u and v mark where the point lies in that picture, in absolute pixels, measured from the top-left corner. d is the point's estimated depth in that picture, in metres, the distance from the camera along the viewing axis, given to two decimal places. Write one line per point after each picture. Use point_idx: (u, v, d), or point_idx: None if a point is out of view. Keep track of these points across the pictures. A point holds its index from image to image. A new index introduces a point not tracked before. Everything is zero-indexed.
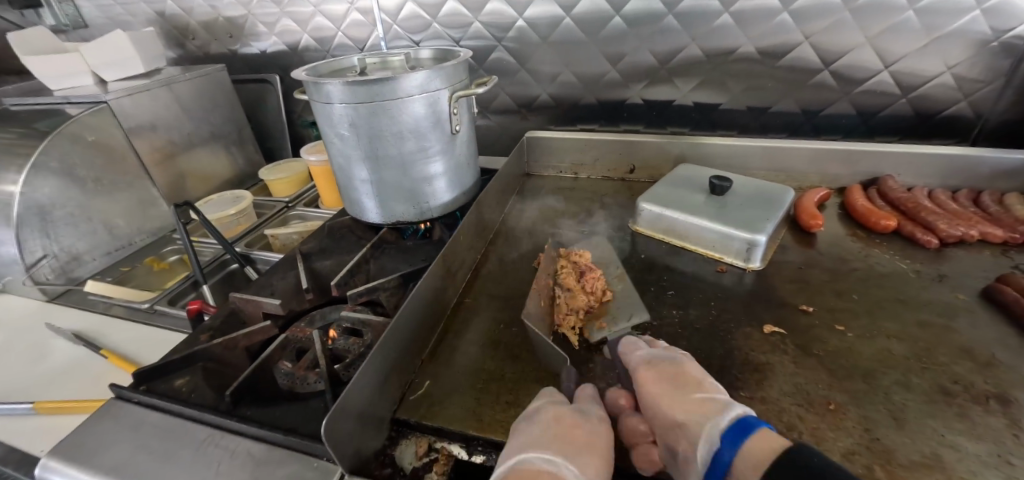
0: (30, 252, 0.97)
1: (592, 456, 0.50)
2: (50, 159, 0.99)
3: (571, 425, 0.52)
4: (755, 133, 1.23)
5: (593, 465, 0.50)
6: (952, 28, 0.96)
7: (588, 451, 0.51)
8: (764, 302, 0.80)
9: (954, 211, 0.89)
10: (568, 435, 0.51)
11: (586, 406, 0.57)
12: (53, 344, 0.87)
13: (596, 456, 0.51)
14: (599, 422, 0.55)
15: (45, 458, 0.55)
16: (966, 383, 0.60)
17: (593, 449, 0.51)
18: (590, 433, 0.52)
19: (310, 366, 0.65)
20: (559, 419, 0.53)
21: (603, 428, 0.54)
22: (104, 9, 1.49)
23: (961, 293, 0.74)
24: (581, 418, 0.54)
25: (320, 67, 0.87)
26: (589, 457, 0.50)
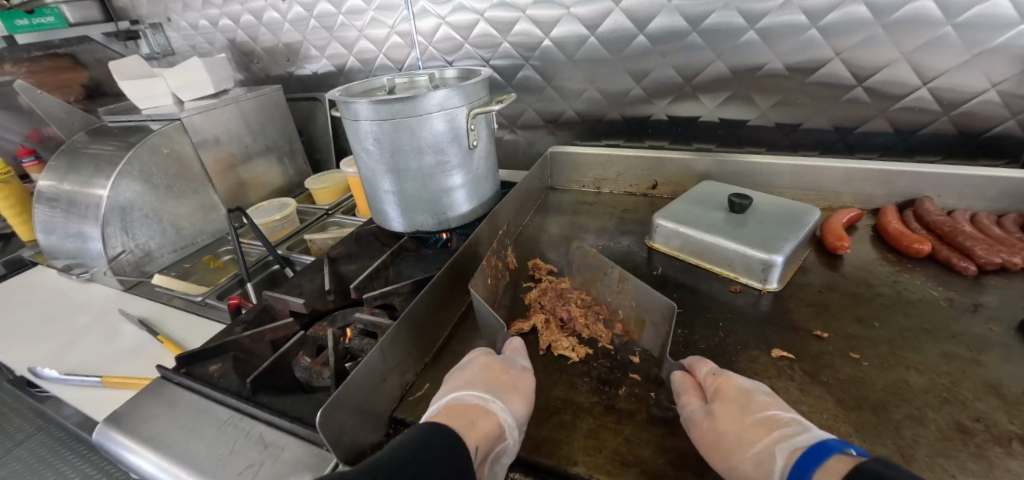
0: (112, 247, 1.14)
1: (515, 393, 0.61)
2: (133, 168, 1.16)
3: (497, 371, 0.64)
4: (786, 150, 1.21)
5: (516, 398, 0.61)
6: (997, 43, 0.93)
7: (510, 389, 0.61)
8: (776, 324, 0.77)
9: (996, 236, 0.89)
10: (493, 378, 0.62)
11: (512, 357, 0.68)
12: (122, 328, 1.01)
13: (517, 393, 0.61)
14: (521, 369, 0.66)
15: (100, 423, 0.64)
16: (988, 422, 0.58)
17: (516, 388, 0.62)
18: (513, 376, 0.63)
19: (325, 362, 0.72)
20: (488, 366, 0.65)
21: (526, 375, 0.65)
22: (186, 38, 1.71)
23: (996, 326, 0.73)
24: (507, 366, 0.65)
25: (353, 88, 0.96)
26: (513, 393, 0.61)
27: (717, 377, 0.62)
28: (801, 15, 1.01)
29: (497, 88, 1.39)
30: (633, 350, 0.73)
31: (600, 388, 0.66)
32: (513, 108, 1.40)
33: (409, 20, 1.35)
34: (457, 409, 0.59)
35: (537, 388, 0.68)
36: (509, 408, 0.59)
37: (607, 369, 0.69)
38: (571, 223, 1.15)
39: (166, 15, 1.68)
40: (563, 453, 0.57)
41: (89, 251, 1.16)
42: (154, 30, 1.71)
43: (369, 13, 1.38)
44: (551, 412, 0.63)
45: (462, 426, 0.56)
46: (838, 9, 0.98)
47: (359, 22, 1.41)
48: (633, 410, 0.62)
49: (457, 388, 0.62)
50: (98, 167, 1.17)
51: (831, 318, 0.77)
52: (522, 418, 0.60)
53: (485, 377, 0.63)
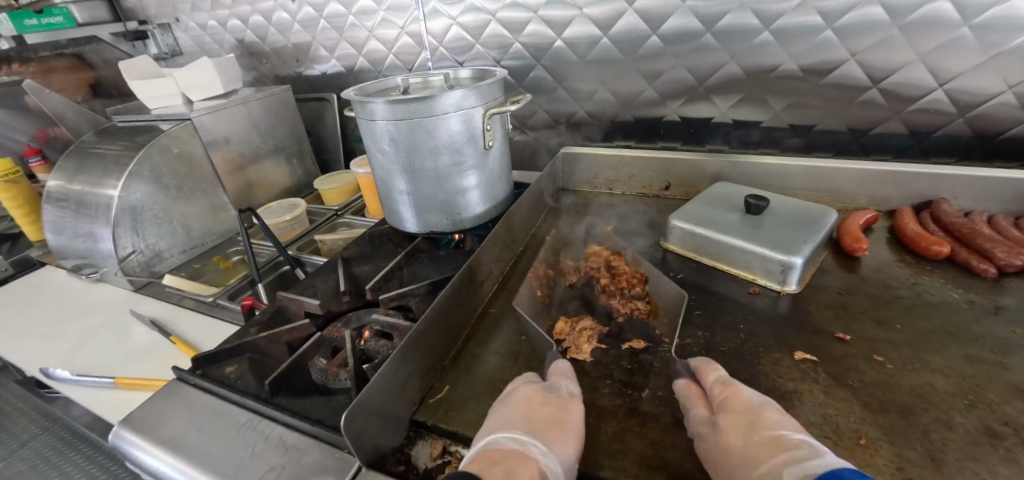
0: (122, 247, 1.13)
1: (559, 430, 0.56)
2: (143, 169, 1.15)
3: (541, 402, 0.59)
4: (799, 152, 1.20)
5: (564, 437, 0.56)
6: (1015, 44, 0.92)
7: (555, 426, 0.57)
8: (797, 326, 0.76)
9: (1015, 238, 0.89)
10: (536, 412, 0.58)
11: (557, 383, 0.64)
12: (134, 328, 1.00)
13: (563, 429, 0.57)
14: (569, 397, 0.62)
15: (117, 425, 0.64)
16: (1017, 425, 0.58)
17: (562, 422, 0.58)
18: (558, 407, 0.59)
19: (342, 364, 0.71)
20: (531, 398, 0.60)
21: (573, 403, 0.61)
22: (195, 38, 1.71)
23: (1019, 328, 0.73)
24: (552, 394, 0.61)
25: (368, 88, 0.95)
26: (559, 431, 0.56)
27: (725, 390, 0.61)
28: (817, 16, 1.01)
29: (507, 89, 1.39)
30: (653, 352, 0.72)
31: (622, 391, 0.65)
32: (523, 108, 1.40)
33: (420, 20, 1.34)
34: (492, 455, 0.53)
35: None
36: (553, 451, 0.54)
37: (628, 372, 0.69)
38: (585, 223, 1.14)
39: (174, 15, 1.68)
40: (589, 457, 0.57)
41: (99, 251, 1.15)
42: (163, 30, 1.71)
43: (379, 14, 1.38)
44: None
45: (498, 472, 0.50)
46: (854, 10, 0.98)
47: (370, 23, 1.41)
48: (658, 413, 0.62)
49: (496, 428, 0.57)
50: (109, 167, 1.17)
51: (852, 320, 0.77)
52: (570, 464, 0.54)
53: (528, 411, 0.59)
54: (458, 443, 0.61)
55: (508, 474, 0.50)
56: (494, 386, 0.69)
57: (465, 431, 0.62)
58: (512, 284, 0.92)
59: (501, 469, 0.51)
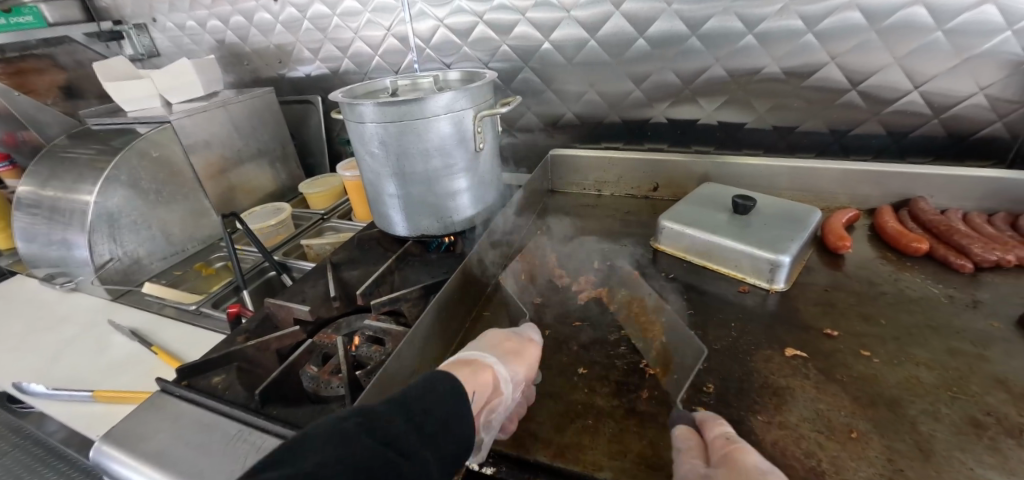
0: (99, 255, 1.09)
1: (517, 357, 0.63)
2: (120, 173, 1.12)
3: (504, 338, 0.67)
4: (783, 153, 1.23)
5: (519, 361, 0.62)
6: (984, 49, 0.96)
7: (513, 353, 0.63)
8: (787, 323, 0.78)
9: (989, 235, 0.92)
10: (498, 344, 0.65)
11: (524, 330, 0.70)
12: (112, 339, 0.97)
13: (520, 356, 0.63)
14: (527, 340, 0.68)
15: (98, 442, 0.61)
16: (999, 415, 0.60)
17: (520, 353, 0.64)
18: (518, 344, 0.65)
19: (333, 371, 0.70)
20: (496, 336, 0.68)
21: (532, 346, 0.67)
22: (173, 39, 1.66)
23: (996, 322, 0.76)
24: (516, 337, 0.67)
25: (355, 90, 0.94)
26: (517, 358, 0.63)
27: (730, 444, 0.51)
28: (798, 21, 1.03)
29: (495, 91, 1.39)
30: (648, 353, 0.72)
31: (621, 392, 0.65)
32: (512, 111, 1.40)
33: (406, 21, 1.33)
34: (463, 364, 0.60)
35: (555, 394, 0.66)
36: (507, 365, 0.60)
37: (625, 372, 0.69)
38: (576, 225, 1.14)
39: (151, 16, 1.63)
40: (588, 459, 0.56)
41: (73, 259, 1.11)
42: (139, 30, 1.67)
43: (365, 15, 1.36)
44: (572, 417, 0.62)
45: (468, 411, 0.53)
46: (833, 15, 1.01)
47: (355, 24, 1.39)
48: (655, 414, 0.62)
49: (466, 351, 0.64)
50: (83, 172, 1.13)
51: (839, 316, 0.78)
52: (522, 379, 0.60)
53: (492, 344, 0.66)
54: None
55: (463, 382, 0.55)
56: None
57: None
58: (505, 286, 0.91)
59: (469, 369, 0.58)
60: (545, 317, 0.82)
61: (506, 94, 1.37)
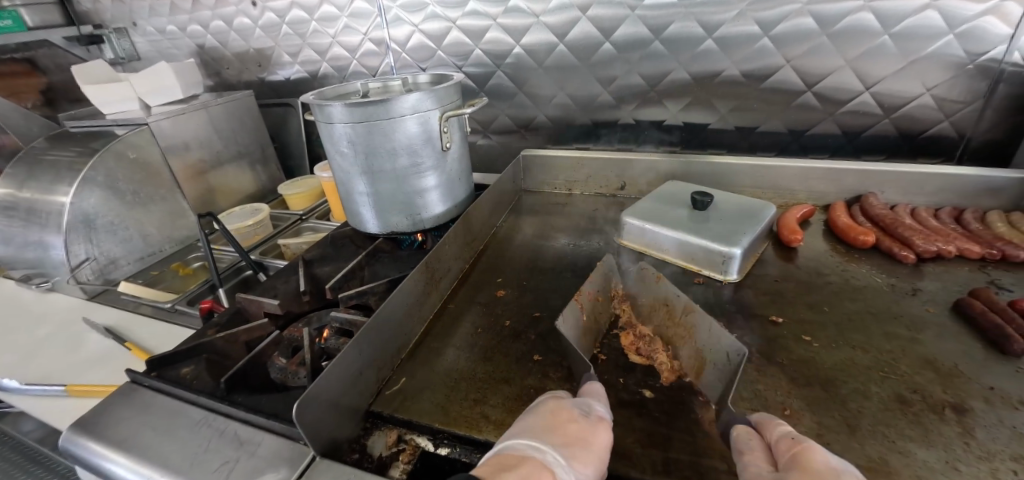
0: (75, 255, 1.10)
1: (583, 450, 0.53)
2: (97, 174, 1.13)
3: (566, 419, 0.55)
4: (745, 152, 1.28)
5: (584, 456, 0.52)
6: (928, 51, 1.02)
7: (578, 444, 0.53)
8: (736, 312, 0.82)
9: (934, 228, 0.97)
10: (560, 427, 0.54)
11: (589, 404, 0.58)
12: (87, 337, 0.98)
13: (587, 448, 0.53)
14: (597, 420, 0.55)
15: (67, 430, 0.63)
16: (925, 393, 0.64)
17: (586, 443, 0.53)
18: (584, 427, 0.53)
19: (300, 362, 0.73)
20: (557, 411, 0.57)
21: (602, 426, 0.55)
22: (153, 44, 1.68)
23: (933, 308, 0.80)
24: (580, 414, 0.55)
25: (327, 92, 0.97)
26: (582, 449, 0.52)
27: (794, 445, 0.51)
28: (754, 26, 1.08)
29: (470, 94, 1.42)
30: (600, 340, 0.75)
31: (572, 378, 0.68)
32: (486, 113, 1.44)
33: (383, 26, 1.37)
34: (506, 458, 0.51)
35: (511, 379, 0.69)
36: (571, 467, 0.52)
37: None
38: (544, 223, 1.18)
39: (131, 20, 1.65)
40: None
41: (50, 259, 1.12)
42: (119, 34, 1.69)
43: (342, 20, 1.40)
44: (525, 400, 0.65)
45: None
46: (788, 20, 1.06)
47: (333, 29, 1.42)
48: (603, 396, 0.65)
49: (518, 432, 0.55)
50: (60, 174, 1.14)
51: (786, 305, 0.83)
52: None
53: (550, 426, 0.55)
54: (413, 431, 0.63)
55: None
56: (450, 377, 0.71)
57: (420, 420, 0.64)
58: (472, 280, 0.95)
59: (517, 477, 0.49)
60: (508, 307, 0.85)
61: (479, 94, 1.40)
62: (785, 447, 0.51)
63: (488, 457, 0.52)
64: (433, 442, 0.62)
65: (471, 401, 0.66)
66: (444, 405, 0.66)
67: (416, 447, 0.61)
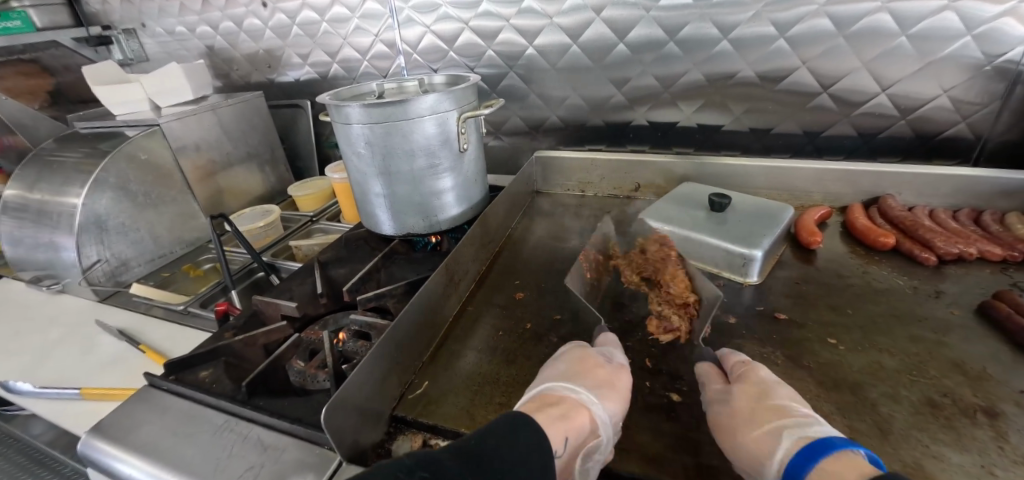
0: (87, 256, 1.10)
1: (611, 388, 0.60)
2: (109, 176, 1.13)
3: (594, 365, 0.63)
4: (759, 154, 1.27)
5: (612, 394, 0.59)
6: (945, 53, 1.01)
7: (606, 385, 0.60)
8: (759, 314, 0.81)
9: (953, 230, 0.97)
10: (589, 371, 0.62)
11: (609, 353, 0.67)
12: (99, 339, 0.97)
13: (613, 389, 0.60)
14: (618, 366, 0.65)
15: (86, 434, 0.62)
16: (955, 396, 0.63)
17: (612, 385, 0.61)
18: (609, 371, 0.62)
19: (320, 365, 0.71)
20: (584, 360, 0.65)
21: (623, 372, 0.64)
22: (162, 45, 1.68)
23: (958, 310, 0.79)
24: (603, 361, 0.65)
25: (342, 93, 0.96)
26: (609, 389, 0.60)
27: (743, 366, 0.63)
28: (770, 27, 1.08)
29: (482, 95, 1.42)
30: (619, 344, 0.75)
31: None
32: (497, 115, 1.43)
33: (395, 27, 1.36)
34: (545, 400, 0.59)
35: None
36: (603, 404, 0.57)
37: None
38: (558, 225, 1.17)
39: (140, 21, 1.65)
40: None
41: (61, 261, 1.11)
42: (128, 35, 1.69)
43: (353, 21, 1.39)
44: None
45: (552, 416, 0.56)
46: (804, 22, 1.06)
47: (344, 30, 1.42)
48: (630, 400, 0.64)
49: (551, 379, 0.63)
50: (70, 175, 1.13)
51: (809, 307, 0.82)
52: (616, 416, 0.58)
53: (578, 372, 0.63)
54: (438, 435, 0.62)
55: (562, 416, 0.57)
56: (473, 380, 0.70)
57: (445, 424, 0.63)
58: (489, 282, 0.94)
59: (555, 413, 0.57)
60: (528, 310, 0.84)
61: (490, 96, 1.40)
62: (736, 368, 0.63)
63: (528, 399, 0.60)
64: None
65: (496, 405, 0.65)
66: (469, 409, 0.65)
67: None
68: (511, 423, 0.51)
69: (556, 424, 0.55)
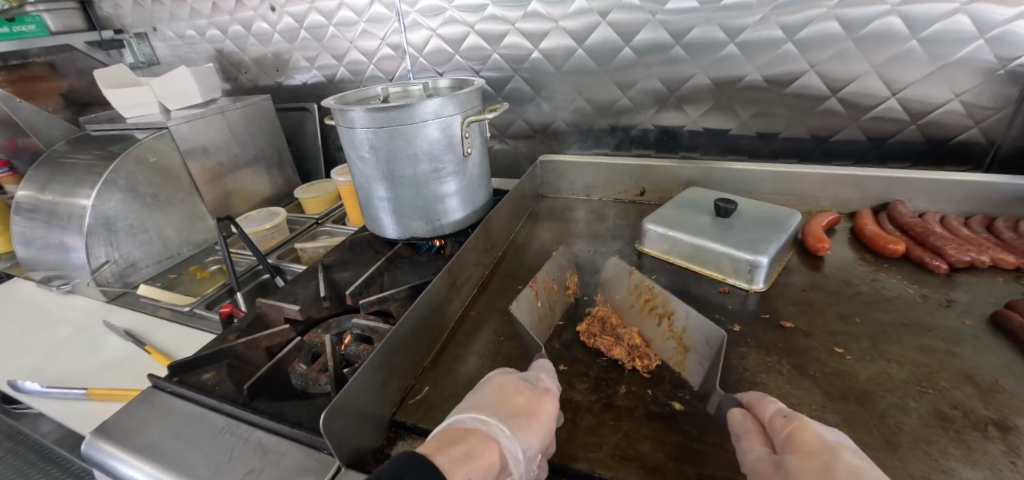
0: (96, 257, 1.11)
1: (529, 419, 0.56)
2: (118, 178, 1.14)
3: (514, 391, 0.60)
4: (765, 158, 1.26)
5: (529, 425, 0.55)
6: (958, 57, 1.00)
7: (522, 414, 0.56)
8: (765, 321, 0.80)
9: (965, 237, 0.95)
10: (506, 400, 0.58)
11: (537, 377, 0.64)
12: (106, 339, 0.98)
13: (533, 418, 0.56)
14: (543, 390, 0.61)
15: (90, 436, 0.63)
16: (966, 410, 0.62)
17: (530, 414, 0.57)
18: (529, 399, 0.58)
19: (322, 369, 0.71)
20: (503, 387, 0.61)
21: (548, 399, 0.59)
22: (173, 48, 1.70)
23: (969, 320, 0.78)
24: (526, 385, 0.61)
25: (348, 97, 0.97)
26: (526, 419, 0.56)
27: (789, 423, 0.53)
28: (778, 30, 1.07)
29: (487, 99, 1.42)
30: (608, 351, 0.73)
31: (598, 388, 0.67)
32: (502, 118, 1.43)
33: (401, 31, 1.37)
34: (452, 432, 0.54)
35: None
36: (517, 437, 0.54)
37: (604, 368, 0.70)
38: (562, 229, 1.17)
39: (152, 25, 1.67)
40: (564, 451, 0.58)
41: (70, 261, 1.13)
42: (139, 39, 1.71)
43: (360, 25, 1.40)
44: None
45: (462, 452, 0.50)
46: (813, 25, 1.04)
47: (351, 34, 1.43)
48: (631, 407, 0.63)
49: (465, 410, 0.58)
50: (80, 177, 1.15)
51: (816, 316, 0.80)
52: (533, 450, 0.54)
53: (497, 402, 0.59)
54: None
55: (468, 454, 0.51)
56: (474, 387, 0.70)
57: None
58: (491, 287, 0.94)
59: (461, 450, 0.51)
60: None
61: (496, 102, 1.41)
62: (781, 426, 0.53)
63: (435, 434, 0.54)
64: None
65: None
66: None
67: None
68: (414, 461, 0.45)
69: (466, 463, 0.49)
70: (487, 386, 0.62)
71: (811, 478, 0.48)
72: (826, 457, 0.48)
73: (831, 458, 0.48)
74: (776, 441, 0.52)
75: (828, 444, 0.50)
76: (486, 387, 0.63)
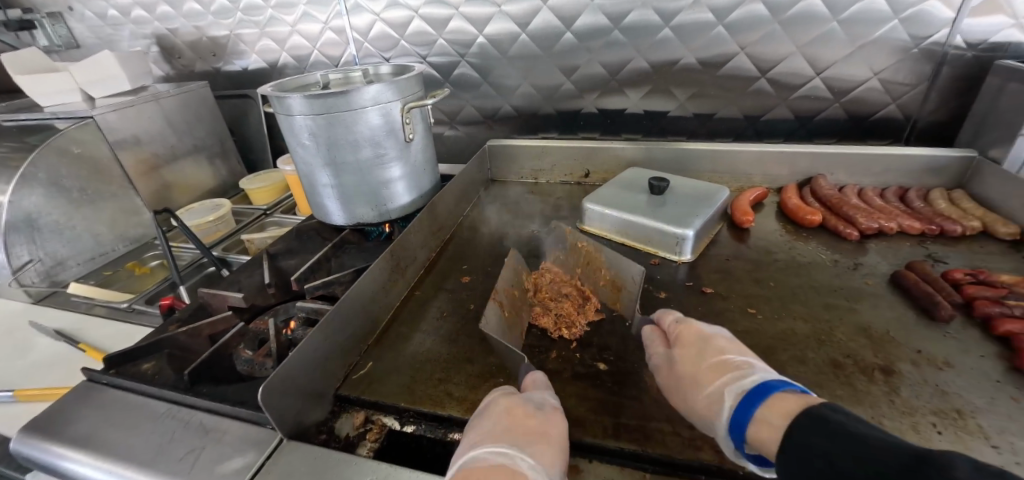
0: (17, 256, 1.05)
1: (543, 443, 0.52)
2: (38, 171, 1.07)
3: (522, 414, 0.54)
4: (703, 138, 1.32)
5: (547, 451, 0.51)
6: (876, 35, 1.08)
7: (536, 438, 0.52)
8: (692, 290, 0.86)
9: (875, 206, 1.05)
10: (516, 423, 0.53)
11: (539, 396, 0.58)
12: (36, 341, 0.94)
13: (549, 442, 0.52)
14: (551, 408, 0.56)
15: (19, 433, 0.61)
16: (857, 357, 0.69)
17: (546, 435, 0.53)
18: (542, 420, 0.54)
19: (267, 353, 0.72)
20: (509, 409, 0.55)
21: (556, 416, 0.55)
22: (95, 31, 1.59)
23: (871, 280, 0.86)
24: (534, 407, 0.56)
25: (286, 83, 0.95)
26: (542, 444, 0.52)
27: (679, 326, 0.68)
28: (709, 13, 1.12)
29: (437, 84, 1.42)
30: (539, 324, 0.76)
31: (533, 354, 0.71)
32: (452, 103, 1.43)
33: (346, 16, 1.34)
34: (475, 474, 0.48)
35: (474, 360, 0.71)
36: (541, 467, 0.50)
37: (538, 335, 0.74)
38: (510, 211, 1.19)
39: (68, 5, 1.55)
40: None
41: None
42: (55, 20, 1.58)
43: (300, 8, 1.36)
44: (488, 377, 0.67)
45: None
46: (743, 7, 1.10)
47: (290, 17, 1.38)
48: (561, 371, 0.67)
49: (476, 441, 0.52)
50: None
51: (737, 282, 0.87)
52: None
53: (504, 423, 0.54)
54: (380, 411, 0.64)
55: None
56: (417, 360, 0.72)
57: (386, 400, 0.65)
58: (438, 267, 0.95)
59: None
60: (474, 291, 0.87)
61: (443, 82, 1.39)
62: (675, 328, 0.68)
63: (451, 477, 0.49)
64: (399, 421, 0.63)
65: (436, 380, 0.67)
66: (410, 385, 0.67)
67: (383, 427, 0.63)
68: None
69: None
70: (489, 407, 0.57)
71: (693, 359, 0.61)
72: (701, 346, 0.63)
73: (703, 346, 0.63)
74: (672, 341, 0.66)
75: (705, 335, 0.65)
76: (488, 411, 0.56)
